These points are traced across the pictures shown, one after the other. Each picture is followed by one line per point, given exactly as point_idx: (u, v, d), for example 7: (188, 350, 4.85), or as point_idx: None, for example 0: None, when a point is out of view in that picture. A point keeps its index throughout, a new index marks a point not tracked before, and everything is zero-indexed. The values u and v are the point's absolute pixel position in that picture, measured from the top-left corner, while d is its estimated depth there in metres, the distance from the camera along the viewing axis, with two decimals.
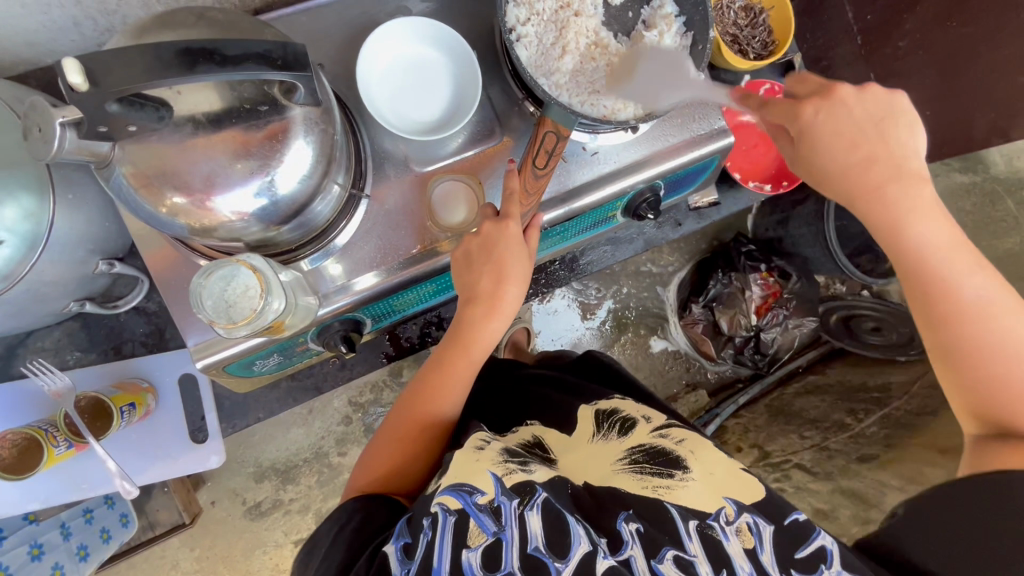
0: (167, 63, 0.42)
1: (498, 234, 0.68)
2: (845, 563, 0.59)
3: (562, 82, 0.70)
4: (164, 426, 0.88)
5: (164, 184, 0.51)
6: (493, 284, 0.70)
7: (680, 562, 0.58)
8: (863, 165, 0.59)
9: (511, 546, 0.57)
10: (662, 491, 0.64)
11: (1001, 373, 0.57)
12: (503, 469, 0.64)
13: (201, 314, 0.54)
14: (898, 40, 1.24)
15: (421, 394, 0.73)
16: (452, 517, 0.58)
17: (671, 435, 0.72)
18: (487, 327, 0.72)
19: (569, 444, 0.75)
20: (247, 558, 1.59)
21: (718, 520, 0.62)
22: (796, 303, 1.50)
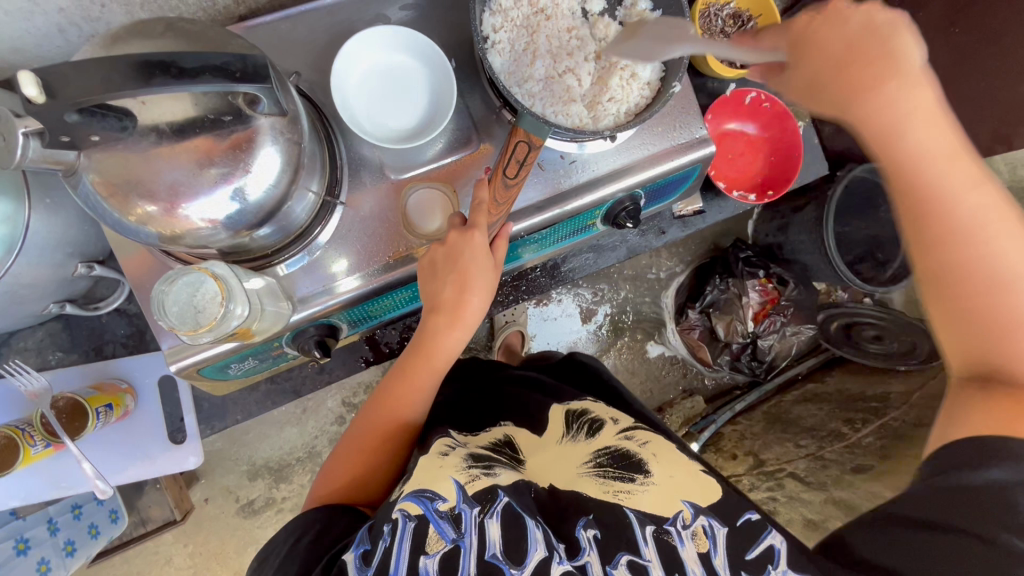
0: (123, 75, 0.43)
1: (464, 244, 0.67)
2: (791, 563, 0.59)
3: (537, 94, 0.71)
4: (143, 426, 0.89)
5: (129, 193, 0.52)
6: (456, 293, 0.70)
7: (634, 566, 0.58)
8: (862, 68, 0.55)
9: (470, 552, 0.56)
10: (622, 497, 0.65)
11: (981, 297, 0.58)
12: (466, 476, 0.65)
13: (163, 321, 0.55)
14: None
15: (385, 402, 0.74)
16: (412, 522, 0.58)
17: (635, 438, 0.76)
18: (450, 337, 0.73)
19: (538, 446, 0.76)
20: (239, 555, 1.60)
21: (674, 525, 0.62)
22: (793, 311, 1.48)
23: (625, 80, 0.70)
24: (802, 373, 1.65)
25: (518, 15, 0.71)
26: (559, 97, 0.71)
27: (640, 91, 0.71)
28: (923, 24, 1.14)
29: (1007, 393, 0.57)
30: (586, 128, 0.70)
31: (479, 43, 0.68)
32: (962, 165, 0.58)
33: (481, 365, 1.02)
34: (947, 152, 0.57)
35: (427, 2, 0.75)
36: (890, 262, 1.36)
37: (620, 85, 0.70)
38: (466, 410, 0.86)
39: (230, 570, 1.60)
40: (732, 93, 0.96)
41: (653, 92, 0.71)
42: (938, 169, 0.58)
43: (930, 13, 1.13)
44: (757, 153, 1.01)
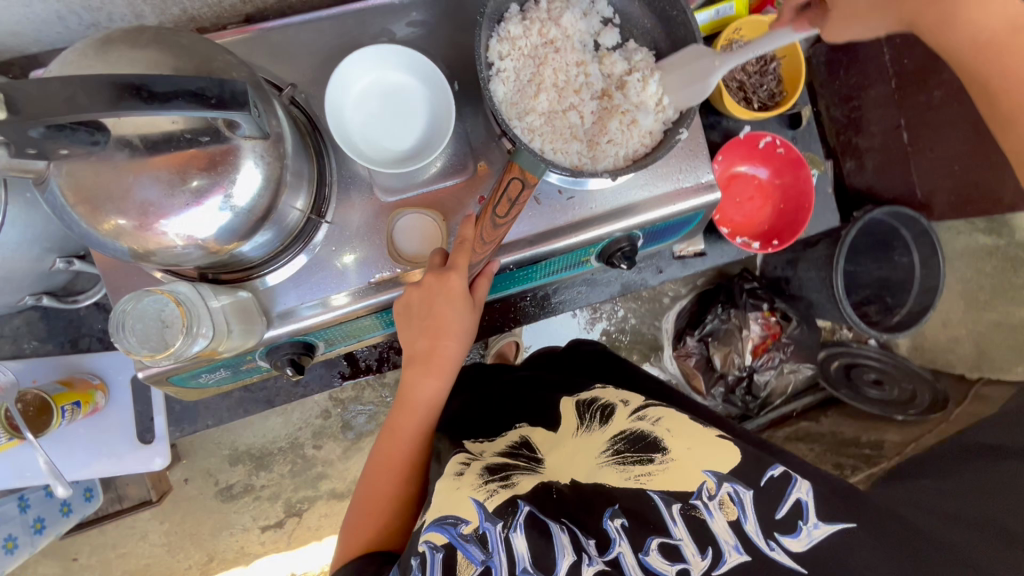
0: (90, 94, 0.41)
1: (439, 286, 0.67)
2: (821, 515, 0.60)
3: (535, 127, 0.67)
4: (113, 425, 0.89)
5: (99, 205, 0.50)
6: (430, 341, 0.71)
7: (665, 548, 0.59)
8: None
9: (501, 572, 0.57)
10: (644, 480, 0.65)
11: None
12: (484, 492, 0.64)
13: (120, 344, 0.53)
14: (934, 87, 1.11)
15: (378, 466, 0.74)
16: (440, 553, 0.58)
17: (649, 417, 0.73)
18: (428, 384, 0.72)
19: (554, 442, 0.72)
20: (213, 537, 1.61)
21: (700, 498, 0.62)
22: (794, 348, 1.45)
23: (626, 125, 0.67)
24: (798, 410, 1.59)
25: (525, 42, 0.68)
26: (560, 134, 0.68)
27: (640, 139, 0.68)
28: None
29: None
30: (582, 170, 0.66)
31: (477, 61, 0.64)
32: None
33: (478, 370, 0.97)
34: None
35: (435, 21, 0.73)
36: (896, 307, 1.30)
37: (620, 129, 0.67)
38: (485, 406, 0.83)
39: (204, 552, 1.61)
40: (746, 135, 0.93)
41: (656, 143, 0.68)
42: None
43: None
44: (765, 199, 0.99)
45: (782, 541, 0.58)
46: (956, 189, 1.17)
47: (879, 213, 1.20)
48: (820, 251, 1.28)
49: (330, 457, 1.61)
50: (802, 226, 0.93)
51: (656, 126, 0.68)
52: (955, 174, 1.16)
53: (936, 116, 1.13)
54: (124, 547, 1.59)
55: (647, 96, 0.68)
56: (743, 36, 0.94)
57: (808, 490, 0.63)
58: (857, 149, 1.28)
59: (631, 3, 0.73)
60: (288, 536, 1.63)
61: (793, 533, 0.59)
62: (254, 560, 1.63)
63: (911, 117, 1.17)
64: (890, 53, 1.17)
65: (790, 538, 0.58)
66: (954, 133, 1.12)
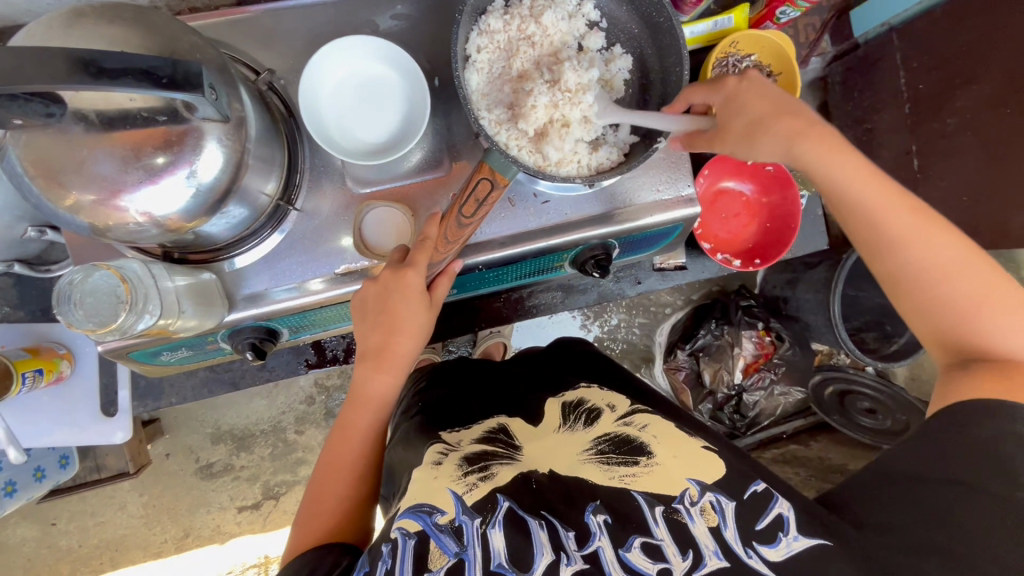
0: (37, 66, 0.41)
1: (396, 283, 0.67)
2: (802, 528, 0.57)
3: (505, 127, 0.67)
4: (76, 394, 0.90)
5: (56, 176, 0.51)
6: (383, 337, 0.70)
7: (647, 547, 0.57)
8: (773, 121, 0.66)
9: (473, 565, 0.56)
10: (629, 480, 0.63)
11: (942, 296, 0.63)
12: (464, 486, 0.63)
13: (62, 315, 0.54)
14: (948, 115, 1.08)
15: (330, 462, 0.73)
16: (412, 541, 0.58)
17: (635, 423, 0.71)
18: (380, 380, 0.72)
19: (535, 436, 0.71)
20: (190, 513, 1.62)
21: (682, 503, 0.60)
22: (786, 370, 1.42)
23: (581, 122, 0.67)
24: (788, 432, 1.58)
25: (508, 41, 0.68)
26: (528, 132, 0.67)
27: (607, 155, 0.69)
28: (975, 96, 1.02)
29: (986, 368, 0.60)
30: (547, 172, 0.66)
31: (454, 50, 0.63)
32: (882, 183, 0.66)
33: (464, 360, 0.98)
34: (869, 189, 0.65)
35: (420, 15, 0.73)
36: (896, 336, 1.27)
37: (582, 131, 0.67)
38: (465, 399, 0.82)
39: (180, 527, 1.62)
40: None
41: (621, 158, 0.70)
42: (866, 194, 0.65)
43: (983, 85, 1.00)
44: (752, 217, 0.97)
45: (760, 550, 0.56)
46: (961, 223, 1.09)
47: None
48: (819, 274, 1.26)
49: (311, 443, 1.62)
50: (785, 247, 0.92)
51: (587, 126, 0.67)
52: (963, 206, 1.08)
53: (948, 144, 1.09)
54: (102, 516, 1.60)
55: (585, 95, 0.67)
56: (740, 49, 0.94)
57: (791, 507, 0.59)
58: None
59: (620, 7, 0.72)
60: (263, 518, 1.65)
61: (772, 543, 0.56)
62: (229, 539, 1.64)
63: (923, 143, 1.14)
64: (905, 76, 1.14)
65: (767, 547, 0.56)
66: (964, 161, 1.06)
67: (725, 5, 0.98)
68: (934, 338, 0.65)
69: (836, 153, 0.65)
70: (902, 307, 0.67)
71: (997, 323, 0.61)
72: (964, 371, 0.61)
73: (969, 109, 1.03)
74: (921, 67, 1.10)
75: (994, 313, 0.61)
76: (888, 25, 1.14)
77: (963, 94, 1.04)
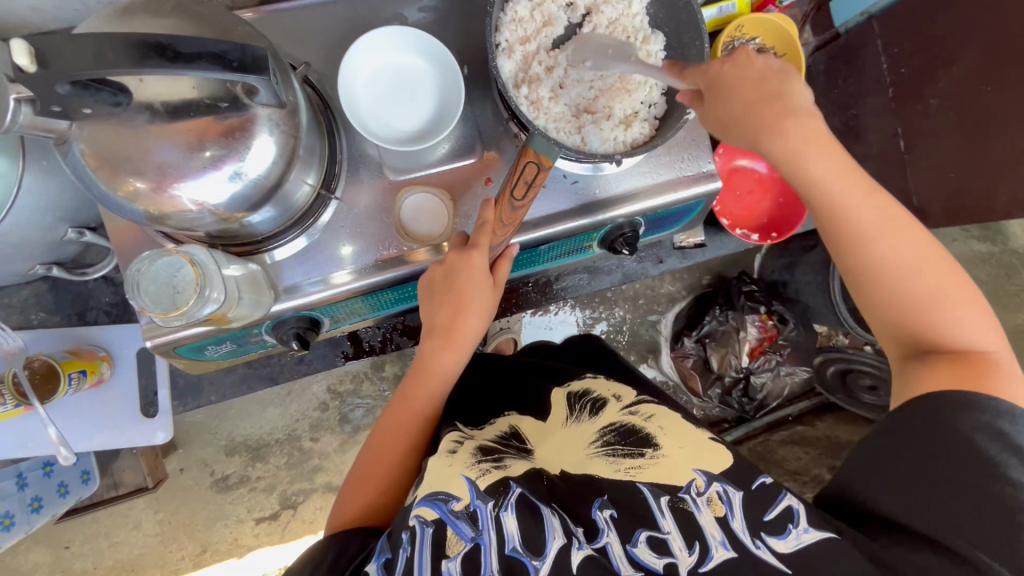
0: (118, 52, 0.43)
1: (462, 264, 0.69)
2: (811, 520, 0.59)
3: (543, 114, 0.70)
4: (116, 396, 0.92)
5: (119, 167, 0.52)
6: (450, 316, 0.73)
7: (654, 542, 0.60)
8: (763, 105, 0.60)
9: (489, 550, 0.59)
10: (634, 472, 0.66)
11: (900, 292, 0.62)
12: (476, 471, 0.67)
13: (136, 301, 0.55)
14: (932, 95, 1.12)
15: (386, 435, 0.76)
16: (430, 528, 0.60)
17: (641, 413, 0.74)
18: (445, 356, 0.75)
19: (544, 431, 0.75)
20: (207, 528, 1.60)
21: (689, 493, 0.63)
22: (791, 351, 1.44)
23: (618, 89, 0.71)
24: (793, 414, 1.58)
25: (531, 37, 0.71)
26: (565, 117, 0.70)
27: (638, 131, 0.71)
28: (955, 77, 1.08)
29: (945, 358, 0.60)
30: (588, 149, 0.68)
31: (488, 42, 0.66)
32: (856, 175, 0.62)
33: (480, 353, 1.00)
34: (844, 167, 0.62)
35: (446, 7, 0.75)
36: None
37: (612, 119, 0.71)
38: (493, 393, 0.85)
39: (197, 543, 1.60)
40: None
41: (653, 131, 0.71)
42: (839, 184, 0.62)
43: (965, 66, 1.06)
44: (765, 193, 1.01)
45: (767, 540, 0.58)
46: (950, 196, 1.11)
47: None
48: None
49: (327, 450, 1.61)
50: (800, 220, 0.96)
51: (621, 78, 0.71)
52: (951, 181, 1.11)
53: (931, 123, 1.13)
54: (116, 536, 1.58)
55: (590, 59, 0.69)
56: (744, 33, 0.97)
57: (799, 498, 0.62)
58: (855, 156, 1.26)
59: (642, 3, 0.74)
60: (282, 528, 1.62)
61: (781, 534, 0.59)
62: (247, 552, 1.62)
63: (908, 125, 1.17)
64: (886, 62, 1.18)
65: (776, 539, 0.58)
66: (951, 139, 1.11)
67: None
68: (894, 335, 0.64)
69: (812, 143, 0.61)
70: (865, 304, 0.65)
71: (960, 319, 0.60)
72: (920, 363, 0.62)
73: (951, 89, 1.08)
74: (901, 52, 1.15)
75: (955, 306, 0.61)
76: (867, 14, 1.18)
77: (945, 75, 1.09)
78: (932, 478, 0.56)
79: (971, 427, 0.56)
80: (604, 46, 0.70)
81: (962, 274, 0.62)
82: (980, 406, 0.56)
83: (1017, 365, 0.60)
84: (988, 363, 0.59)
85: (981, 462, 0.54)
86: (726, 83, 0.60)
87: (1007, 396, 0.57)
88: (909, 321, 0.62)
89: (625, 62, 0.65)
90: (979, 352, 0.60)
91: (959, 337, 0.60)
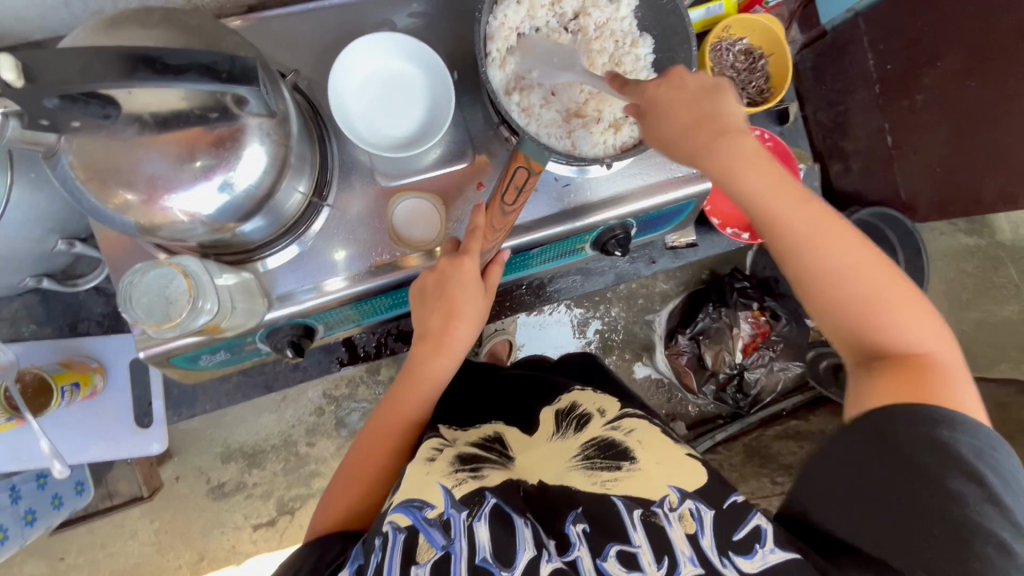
0: (106, 64, 0.43)
1: (453, 270, 0.70)
2: (778, 541, 0.58)
3: (535, 119, 0.71)
4: (110, 408, 0.92)
5: (108, 179, 0.52)
6: (442, 322, 0.73)
7: (624, 556, 0.60)
8: (696, 124, 0.59)
9: (460, 558, 0.59)
10: (610, 485, 0.67)
11: (849, 303, 0.61)
12: (453, 480, 0.67)
13: (128, 314, 0.55)
14: (918, 92, 1.13)
15: (374, 439, 0.76)
16: (402, 534, 0.60)
17: (621, 427, 0.75)
18: (435, 363, 0.75)
19: (527, 445, 0.76)
20: (204, 536, 1.59)
21: (661, 507, 0.63)
22: (783, 346, 1.46)
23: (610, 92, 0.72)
24: (787, 409, 1.59)
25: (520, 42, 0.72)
26: (557, 121, 0.71)
27: (629, 133, 0.72)
28: (941, 73, 1.08)
29: (897, 368, 0.59)
30: (578, 153, 0.69)
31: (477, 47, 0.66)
32: (791, 185, 0.61)
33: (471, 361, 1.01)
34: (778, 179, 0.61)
35: (434, 12, 0.75)
36: None
37: (603, 121, 0.72)
38: (487, 406, 0.87)
39: (193, 552, 1.59)
40: None
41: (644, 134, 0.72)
42: (774, 196, 0.60)
43: (948, 63, 1.06)
44: None
45: (735, 559, 0.59)
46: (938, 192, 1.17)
47: (865, 214, 1.28)
48: None
49: (323, 454, 1.60)
50: None
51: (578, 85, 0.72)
52: (937, 175, 1.16)
53: (918, 120, 1.14)
54: (112, 547, 1.57)
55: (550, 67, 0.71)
56: (732, 33, 0.99)
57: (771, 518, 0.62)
58: (843, 152, 1.29)
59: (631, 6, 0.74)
60: (279, 535, 1.61)
61: (748, 554, 0.59)
62: (245, 560, 1.60)
63: (895, 121, 1.19)
64: (873, 59, 1.19)
65: (743, 558, 0.58)
66: (935, 135, 1.13)
67: None
68: (845, 346, 0.63)
69: (748, 156, 0.59)
70: (818, 318, 0.64)
71: (909, 325, 0.60)
72: (872, 372, 0.61)
73: (937, 86, 1.09)
74: (887, 48, 1.16)
75: (899, 312, 0.60)
76: (853, 11, 1.20)
77: (930, 72, 1.10)
78: (888, 496, 0.55)
79: (925, 448, 0.54)
80: (548, 52, 0.71)
81: (901, 277, 0.61)
82: (928, 420, 0.55)
83: (965, 366, 0.60)
84: (934, 369, 0.59)
85: (944, 490, 0.53)
86: (661, 102, 0.61)
87: (953, 405, 0.56)
88: (863, 333, 0.61)
89: (572, 71, 0.69)
90: (930, 357, 0.59)
91: (906, 342, 0.60)
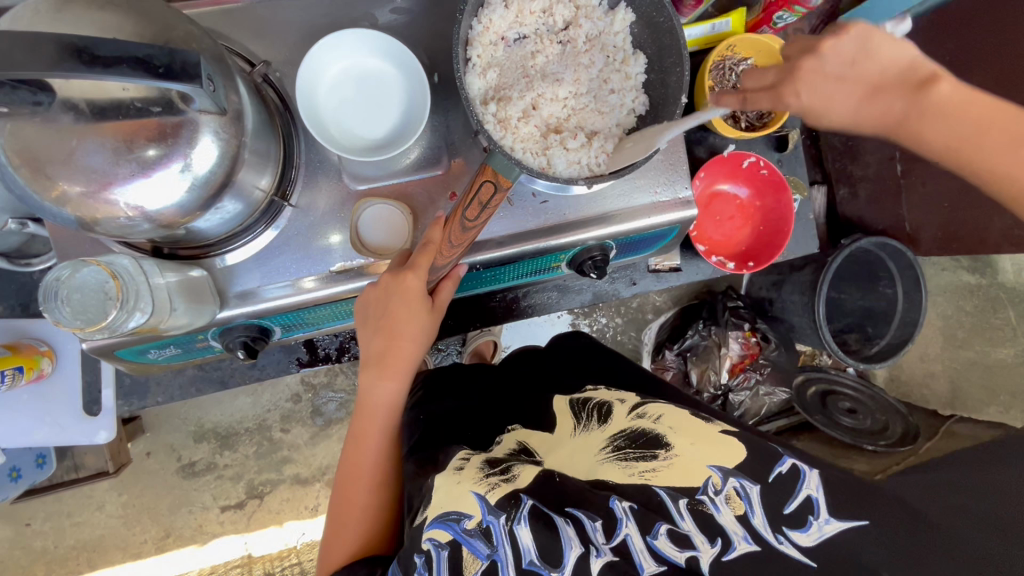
0: (25, 52, 0.40)
1: (396, 286, 0.67)
2: (832, 510, 0.59)
3: (509, 132, 0.67)
4: (58, 393, 0.92)
5: (42, 168, 0.49)
6: (386, 341, 0.71)
7: (675, 535, 0.58)
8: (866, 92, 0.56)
9: (507, 566, 0.57)
10: (649, 476, 0.65)
11: None
12: (485, 486, 0.65)
13: (49, 314, 0.53)
14: None
15: (349, 473, 0.75)
16: (444, 551, 0.59)
17: (648, 415, 0.74)
18: (383, 388, 0.73)
19: (553, 443, 0.75)
20: (171, 513, 1.58)
21: (707, 493, 0.62)
22: (770, 370, 1.42)
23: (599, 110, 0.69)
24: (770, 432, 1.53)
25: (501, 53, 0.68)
26: (533, 137, 0.68)
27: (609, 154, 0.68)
28: None
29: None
30: (550, 173, 0.65)
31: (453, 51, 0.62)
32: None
33: (454, 366, 0.98)
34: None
35: (420, 9, 0.72)
36: (877, 338, 1.27)
37: (585, 142, 0.68)
38: (468, 414, 0.86)
39: (160, 527, 1.58)
40: (730, 154, 0.95)
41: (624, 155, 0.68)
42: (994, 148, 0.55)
43: None
44: (745, 221, 1.00)
45: (790, 534, 0.57)
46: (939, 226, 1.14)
47: (866, 242, 1.18)
48: (803, 277, 1.25)
49: (297, 441, 1.59)
50: (776, 252, 0.94)
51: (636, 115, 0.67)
52: (943, 211, 1.12)
53: None
54: (79, 515, 1.56)
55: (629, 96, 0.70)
56: (736, 52, 0.94)
57: (818, 487, 0.62)
58: (851, 177, 1.27)
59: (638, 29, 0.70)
60: (247, 517, 1.60)
61: (802, 528, 0.58)
62: (211, 539, 1.59)
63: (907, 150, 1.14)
64: None
65: (798, 532, 0.58)
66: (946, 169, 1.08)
67: (721, 8, 1.00)
68: None
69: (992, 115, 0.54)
70: None
71: None
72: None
73: None
74: None
75: None
76: None
77: None
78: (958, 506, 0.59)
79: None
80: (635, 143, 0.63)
81: None
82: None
83: None
84: None
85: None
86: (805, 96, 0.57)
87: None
88: None
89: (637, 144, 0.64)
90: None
91: None
